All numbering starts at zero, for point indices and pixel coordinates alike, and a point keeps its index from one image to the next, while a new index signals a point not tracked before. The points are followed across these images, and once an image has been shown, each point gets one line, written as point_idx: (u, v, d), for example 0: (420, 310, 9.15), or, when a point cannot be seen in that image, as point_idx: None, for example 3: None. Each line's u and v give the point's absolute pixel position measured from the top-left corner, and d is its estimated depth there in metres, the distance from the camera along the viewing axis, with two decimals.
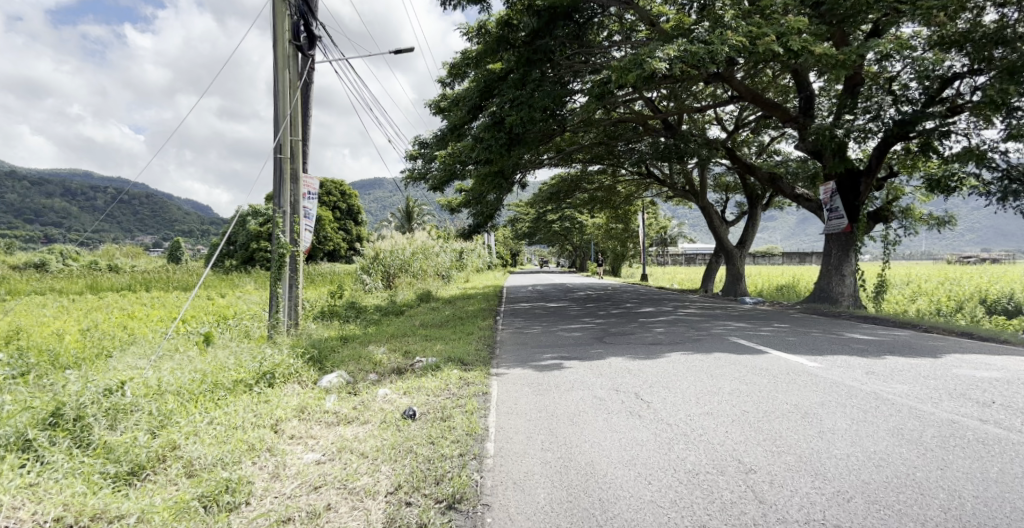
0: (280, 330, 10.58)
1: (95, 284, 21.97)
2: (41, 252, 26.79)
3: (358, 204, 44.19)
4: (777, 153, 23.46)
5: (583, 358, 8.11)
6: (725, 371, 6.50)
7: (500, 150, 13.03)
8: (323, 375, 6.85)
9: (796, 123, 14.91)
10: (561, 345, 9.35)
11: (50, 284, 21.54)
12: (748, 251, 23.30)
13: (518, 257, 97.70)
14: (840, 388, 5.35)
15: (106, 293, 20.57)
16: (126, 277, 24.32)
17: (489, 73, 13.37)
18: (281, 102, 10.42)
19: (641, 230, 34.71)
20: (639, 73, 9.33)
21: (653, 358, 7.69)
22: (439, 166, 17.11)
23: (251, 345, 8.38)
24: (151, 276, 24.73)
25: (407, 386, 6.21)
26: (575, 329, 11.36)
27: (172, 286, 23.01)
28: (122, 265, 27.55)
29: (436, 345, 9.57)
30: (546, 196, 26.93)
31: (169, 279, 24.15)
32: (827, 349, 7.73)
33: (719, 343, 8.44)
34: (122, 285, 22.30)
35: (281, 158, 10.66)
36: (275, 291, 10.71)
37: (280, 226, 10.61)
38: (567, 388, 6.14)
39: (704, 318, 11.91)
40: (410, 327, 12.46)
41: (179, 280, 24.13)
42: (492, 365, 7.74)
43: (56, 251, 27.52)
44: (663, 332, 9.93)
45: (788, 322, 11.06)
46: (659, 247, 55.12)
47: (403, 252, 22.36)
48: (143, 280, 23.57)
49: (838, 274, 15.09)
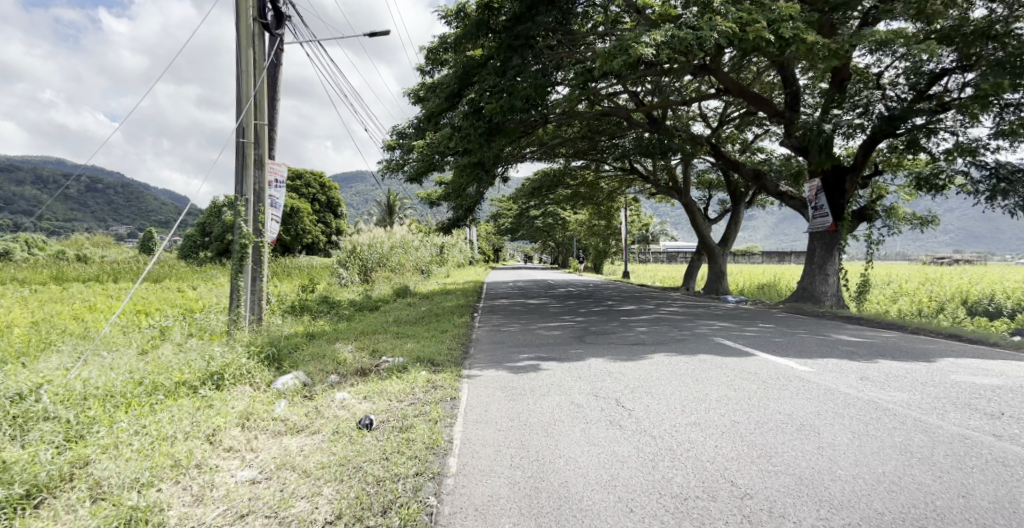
0: (241, 326, 10.06)
1: (61, 274, 21.12)
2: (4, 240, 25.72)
3: (338, 197, 43.44)
4: (761, 151, 23.21)
5: (560, 359, 7.64)
6: (710, 374, 6.09)
7: (478, 140, 12.63)
8: (278, 377, 6.39)
9: (782, 119, 14.53)
10: (539, 344, 8.91)
11: (13, 273, 20.66)
12: (730, 248, 23.05)
13: (501, 253, 97.31)
14: (836, 393, 4.93)
15: (71, 284, 19.76)
16: (94, 268, 23.48)
17: (468, 59, 12.87)
18: (244, 84, 9.90)
19: (624, 227, 34.40)
20: (625, 59, 8.89)
21: (634, 360, 7.26)
22: (417, 156, 16.57)
23: (207, 343, 7.87)
24: (120, 267, 23.85)
25: (368, 391, 5.75)
26: (554, 327, 10.92)
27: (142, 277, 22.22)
28: (91, 256, 26.60)
29: (407, 343, 9.08)
30: (528, 191, 26.50)
31: (139, 271, 23.35)
32: (816, 351, 7.35)
33: (703, 344, 8.03)
34: (89, 276, 21.47)
35: (244, 143, 10.17)
36: (236, 284, 10.19)
37: (243, 216, 10.10)
38: (542, 393, 5.68)
39: (687, 318, 11.52)
40: (381, 324, 11.93)
41: (148, 271, 23.28)
42: (465, 366, 7.26)
43: (22, 240, 26.49)
44: (645, 331, 9.53)
45: (774, 323, 10.70)
46: (641, 245, 54.99)
47: (381, 246, 21.81)
48: (112, 271, 22.75)
49: (821, 273, 14.81)
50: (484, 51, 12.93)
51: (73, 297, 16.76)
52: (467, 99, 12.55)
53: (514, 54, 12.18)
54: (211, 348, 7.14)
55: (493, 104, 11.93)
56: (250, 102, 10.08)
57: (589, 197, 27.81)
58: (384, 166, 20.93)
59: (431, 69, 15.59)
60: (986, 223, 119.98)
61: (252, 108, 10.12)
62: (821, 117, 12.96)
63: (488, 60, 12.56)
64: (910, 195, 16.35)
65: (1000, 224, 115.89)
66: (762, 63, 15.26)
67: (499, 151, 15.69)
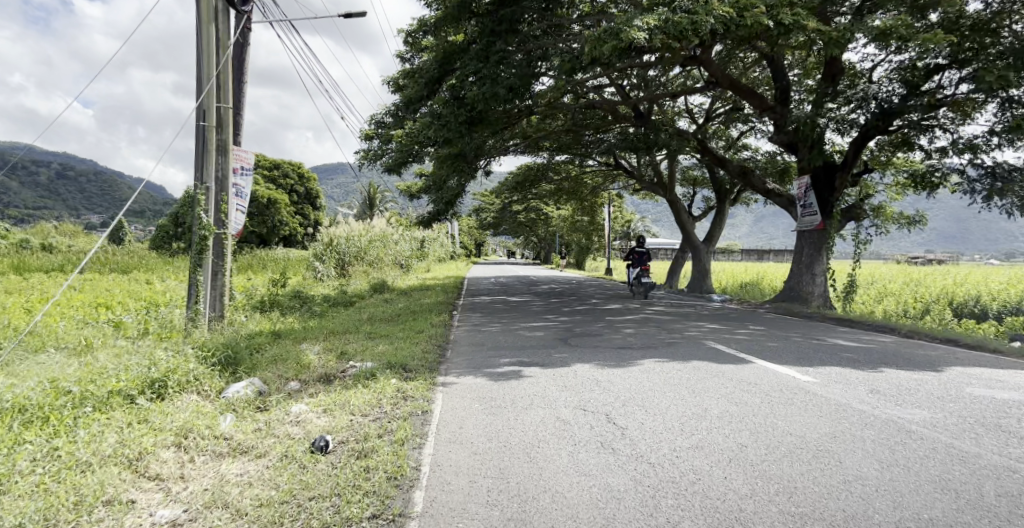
0: (200, 323, 9.45)
1: (23, 263, 20.13)
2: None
3: (316, 189, 42.54)
4: (746, 148, 22.85)
5: (543, 365, 7.08)
6: (707, 385, 5.56)
7: (458, 129, 12.06)
8: (231, 384, 5.83)
9: (773, 112, 14.00)
10: (521, 347, 8.36)
11: None
12: (715, 246, 22.70)
13: (482, 248, 96.72)
14: (851, 410, 4.41)
15: (32, 274, 18.80)
16: (58, 257, 22.46)
17: (449, 44, 12.26)
18: (206, 64, 9.33)
19: (607, 223, 33.96)
20: (615, 43, 8.34)
21: (623, 366, 6.72)
22: (395, 147, 15.93)
23: (159, 343, 7.24)
24: (87, 257, 22.90)
25: (329, 402, 5.18)
26: (536, 328, 10.38)
27: (109, 268, 21.30)
28: (57, 245, 25.52)
29: (379, 345, 8.47)
30: (510, 185, 25.95)
31: (107, 261, 22.39)
32: (817, 357, 6.84)
33: (695, 349, 7.53)
34: (52, 266, 20.51)
35: (205, 127, 9.61)
36: (196, 278, 9.58)
37: (203, 205, 9.53)
38: (524, 406, 5.13)
39: (674, 319, 11.02)
40: (355, 322, 11.30)
41: (116, 261, 22.38)
42: (441, 373, 6.69)
43: None
44: (632, 333, 9.02)
45: (765, 325, 10.23)
46: (623, 241, 54.72)
47: (359, 240, 21.18)
48: (77, 261, 21.78)
49: (809, 273, 14.42)
50: (466, 36, 12.35)
51: (30, 288, 15.87)
52: (448, 85, 11.97)
53: (496, 40, 11.60)
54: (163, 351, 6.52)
55: (475, 92, 11.39)
56: (212, 83, 9.49)
57: (572, 193, 27.30)
58: (362, 156, 20.25)
59: (410, 56, 14.94)
60: (961, 224, 121.77)
61: (214, 90, 9.52)
62: (814, 111, 12.49)
63: (470, 45, 11.97)
64: (899, 194, 15.92)
65: (974, 225, 117.68)
66: (752, 55, 14.81)
67: (482, 142, 15.10)
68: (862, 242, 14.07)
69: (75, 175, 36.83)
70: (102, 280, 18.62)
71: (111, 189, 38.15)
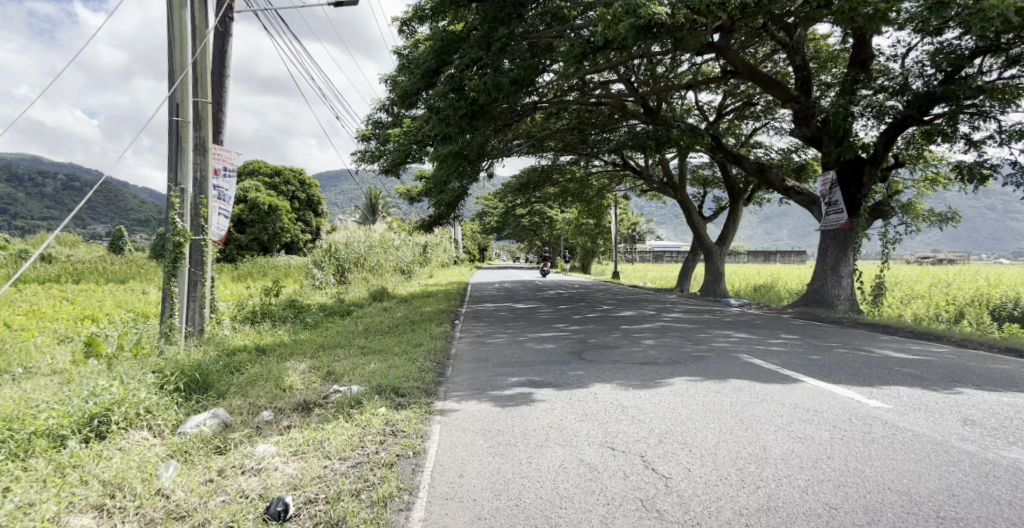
0: (174, 338, 8.67)
1: (18, 274, 19.42)
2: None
3: (318, 195, 41.82)
4: (758, 145, 21.99)
5: (557, 386, 6.14)
6: (756, 411, 4.58)
7: (459, 123, 11.19)
8: (189, 417, 4.95)
9: (796, 104, 12.93)
10: (532, 363, 7.44)
11: None
12: (728, 248, 21.78)
13: (486, 252, 95.91)
14: (957, 452, 3.46)
15: (26, 285, 18.07)
16: (54, 268, 21.69)
17: (447, 32, 11.40)
18: (177, 54, 8.64)
19: (615, 226, 33.08)
20: (633, 21, 7.49)
21: (650, 387, 5.77)
22: (393, 147, 15.06)
23: (126, 367, 6.40)
24: (83, 267, 22.16)
25: (303, 442, 4.29)
26: (547, 339, 9.47)
27: (107, 277, 20.57)
28: (56, 255, 24.89)
29: (373, 362, 7.57)
30: (514, 188, 25.11)
31: (104, 271, 21.61)
32: (874, 371, 5.82)
33: (728, 364, 6.55)
34: (49, 277, 19.78)
35: (179, 123, 8.84)
36: (171, 289, 8.83)
37: (177, 209, 8.79)
38: (537, 444, 4.20)
39: (696, 328, 10.03)
40: (348, 334, 10.38)
41: (113, 271, 21.66)
42: (439, 398, 5.79)
43: None
44: (654, 346, 8.08)
45: (799, 334, 9.20)
46: (629, 244, 53.91)
47: (359, 246, 20.38)
48: (75, 272, 21.02)
49: (834, 275, 13.22)
50: (466, 23, 11.50)
51: (17, 303, 15.10)
52: (447, 76, 11.08)
53: (499, 25, 10.71)
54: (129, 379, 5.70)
55: (477, 81, 10.52)
56: (186, 74, 8.76)
57: (577, 195, 26.33)
58: (360, 157, 19.44)
59: (408, 50, 14.11)
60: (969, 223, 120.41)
61: (188, 82, 8.79)
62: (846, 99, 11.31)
63: (471, 32, 11.12)
64: (928, 188, 14.72)
65: (983, 224, 116.35)
66: (769, 41, 13.96)
67: (484, 141, 14.26)
68: (892, 241, 12.99)
69: (78, 186, 36.36)
70: (96, 291, 17.85)
71: (114, 199, 37.57)
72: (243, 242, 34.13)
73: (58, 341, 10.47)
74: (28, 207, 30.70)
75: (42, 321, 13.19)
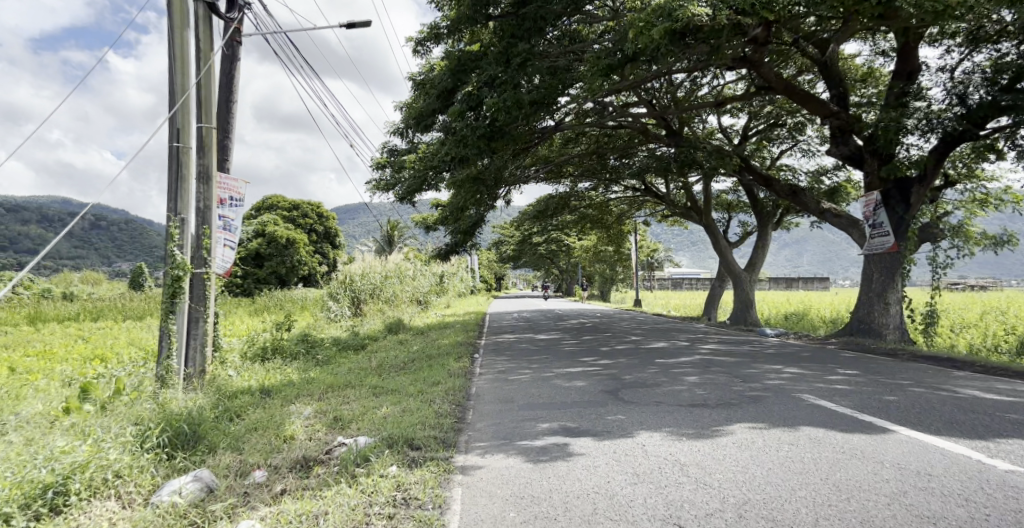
0: (170, 382, 8.00)
1: (38, 313, 19.09)
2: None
3: (336, 227, 41.41)
4: (786, 168, 21.15)
5: (596, 435, 5.30)
6: (850, 472, 3.71)
7: (477, 144, 10.57)
8: (168, 480, 4.26)
9: (836, 119, 12.08)
10: (564, 405, 6.61)
11: None
12: (758, 274, 20.77)
13: (503, 282, 95.31)
14: None
15: (43, 325, 17.67)
16: (75, 306, 21.37)
17: (463, 51, 10.87)
18: (178, 75, 8.07)
19: (634, 254, 32.49)
20: (669, 25, 6.91)
21: (708, 437, 4.90)
22: (409, 174, 14.54)
23: (112, 420, 5.71)
24: (102, 304, 21.85)
25: (295, 518, 3.57)
26: (576, 375, 8.64)
27: (125, 314, 20.11)
28: (78, 294, 24.68)
29: (385, 406, 6.77)
30: (532, 215, 24.40)
31: (124, 307, 21.21)
32: (974, 419, 4.89)
33: (791, 408, 5.66)
34: (67, 314, 19.40)
35: (179, 148, 8.22)
36: (168, 327, 8.20)
37: (176, 241, 8.16)
38: (582, 520, 3.41)
39: (740, 362, 9.10)
40: (359, 372, 9.59)
41: (131, 307, 21.26)
42: (461, 452, 5.01)
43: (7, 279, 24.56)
44: (699, 384, 7.20)
45: (858, 369, 8.22)
46: (647, 270, 53.01)
47: (375, 276, 19.73)
48: (95, 309, 20.65)
49: (880, 302, 12.18)
50: (483, 42, 10.92)
51: (29, 343, 14.67)
52: (464, 94, 10.47)
53: (518, 41, 10.17)
54: (111, 434, 5.03)
55: (495, 99, 9.91)
56: (187, 97, 8.19)
57: (597, 221, 25.64)
58: (374, 186, 18.89)
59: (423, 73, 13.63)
60: None
61: (189, 105, 8.22)
62: (898, 108, 10.30)
63: (489, 50, 10.56)
64: (979, 209, 13.74)
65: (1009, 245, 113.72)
66: (802, 57, 13.24)
67: (503, 165, 13.61)
68: (941, 266, 11.90)
69: (103, 223, 36.55)
70: (112, 328, 17.35)
71: (140, 236, 37.79)
72: (261, 276, 33.69)
73: (58, 384, 9.88)
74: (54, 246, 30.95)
75: (49, 361, 12.65)
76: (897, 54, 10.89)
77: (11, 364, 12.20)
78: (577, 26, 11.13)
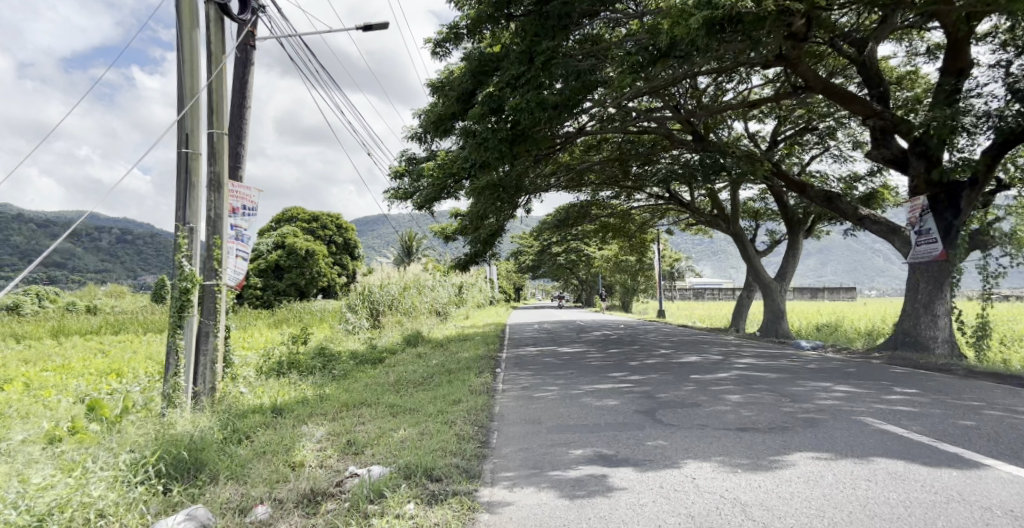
0: (178, 400, 7.54)
1: (63, 326, 18.99)
2: (14, 293, 24.00)
3: (356, 239, 41.17)
4: (816, 174, 20.44)
5: (637, 464, 4.73)
6: None
7: (498, 147, 10.12)
8: (158, 519, 3.85)
9: (880, 119, 11.40)
10: (597, 427, 6.06)
11: (12, 328, 18.60)
12: (789, 284, 19.97)
13: (521, 293, 94.70)
14: None
15: (66, 338, 17.52)
16: (97, 319, 21.25)
17: (484, 51, 10.42)
18: (188, 79, 7.65)
19: (657, 263, 31.80)
20: (708, 13, 6.61)
21: (767, 469, 4.33)
22: (427, 182, 14.13)
23: (109, 447, 5.29)
24: (124, 317, 21.73)
25: None
26: (608, 393, 8.07)
27: (148, 326, 19.92)
28: (103, 307, 24.64)
29: (403, 427, 6.26)
30: (552, 225, 23.82)
31: (145, 320, 21.03)
32: None
33: (855, 434, 5.07)
34: (91, 327, 19.27)
35: (188, 154, 7.80)
36: (175, 342, 7.74)
37: (185, 251, 7.70)
38: None
39: (783, 379, 8.46)
40: (376, 389, 9.09)
41: (153, 320, 21.07)
42: (486, 483, 4.49)
43: (33, 293, 24.58)
44: (743, 405, 6.61)
45: (916, 387, 7.54)
46: (668, 280, 52.15)
47: (394, 288, 19.31)
48: (117, 322, 20.49)
49: (928, 314, 11.44)
50: (504, 42, 10.50)
51: (49, 357, 14.46)
52: (484, 95, 10.01)
53: (542, 39, 9.71)
54: (106, 463, 4.61)
55: (517, 99, 9.47)
56: (197, 100, 7.77)
57: (619, 231, 25.03)
58: (392, 195, 18.49)
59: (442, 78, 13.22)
60: None
61: (199, 110, 7.79)
62: (952, 105, 9.58)
63: (510, 49, 10.09)
64: None
65: None
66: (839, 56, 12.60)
67: (524, 170, 13.11)
68: (993, 275, 11.05)
69: (130, 238, 36.80)
70: (132, 341, 17.12)
71: (164, 249, 37.94)
72: (281, 288, 33.48)
73: (69, 400, 9.56)
74: (85, 261, 31.27)
75: (64, 376, 12.35)
76: (946, 48, 10.18)
77: (27, 379, 11.95)
78: (602, 28, 10.67)
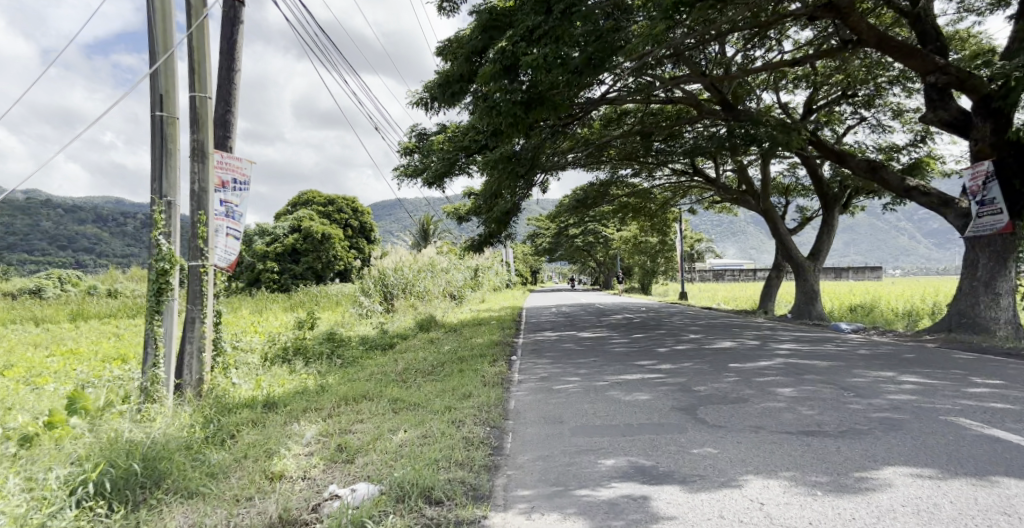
0: (157, 393, 6.65)
1: (79, 310, 18.39)
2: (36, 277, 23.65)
3: (371, 222, 40.39)
4: (853, 145, 19.16)
5: (686, 481, 3.82)
6: None
7: (512, 112, 9.18)
8: None
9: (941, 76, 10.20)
10: (630, 429, 5.14)
11: (25, 312, 17.99)
12: (823, 263, 18.77)
13: (538, 276, 93.78)
14: None
15: (77, 322, 16.86)
16: (114, 302, 20.67)
17: (496, 5, 9.44)
18: (159, 31, 6.51)
19: (680, 244, 30.64)
20: None
21: (857, 491, 3.40)
22: (437, 156, 13.22)
23: (56, 455, 4.48)
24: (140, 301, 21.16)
25: None
26: (641, 384, 7.13)
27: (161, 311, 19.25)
28: (122, 290, 24.10)
29: (403, 428, 5.35)
30: (570, 204, 22.78)
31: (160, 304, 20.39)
32: None
33: (954, 441, 4.11)
34: (104, 311, 18.62)
35: (164, 119, 6.69)
36: (154, 330, 6.78)
37: (162, 228, 6.67)
38: None
39: (835, 367, 7.47)
40: (379, 379, 8.23)
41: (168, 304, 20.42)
42: (499, 506, 3.61)
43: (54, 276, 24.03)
44: (800, 400, 5.66)
45: (998, 377, 6.52)
46: (687, 262, 50.97)
47: (409, 270, 18.46)
48: (132, 305, 19.88)
49: (988, 292, 10.35)
50: None
51: (57, 342, 13.80)
52: (497, 52, 9.01)
53: None
54: (37, 482, 3.77)
55: (534, 54, 8.50)
56: (173, 58, 6.68)
57: (641, 210, 23.93)
58: (402, 173, 17.58)
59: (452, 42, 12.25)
60: None
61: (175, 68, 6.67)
62: None
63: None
64: None
65: None
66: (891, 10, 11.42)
67: (540, 143, 12.13)
68: None
69: None
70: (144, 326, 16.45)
71: None
72: (297, 272, 32.81)
73: (59, 390, 8.84)
74: (111, 245, 30.89)
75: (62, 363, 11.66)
76: None
77: (29, 364, 11.31)
78: None
